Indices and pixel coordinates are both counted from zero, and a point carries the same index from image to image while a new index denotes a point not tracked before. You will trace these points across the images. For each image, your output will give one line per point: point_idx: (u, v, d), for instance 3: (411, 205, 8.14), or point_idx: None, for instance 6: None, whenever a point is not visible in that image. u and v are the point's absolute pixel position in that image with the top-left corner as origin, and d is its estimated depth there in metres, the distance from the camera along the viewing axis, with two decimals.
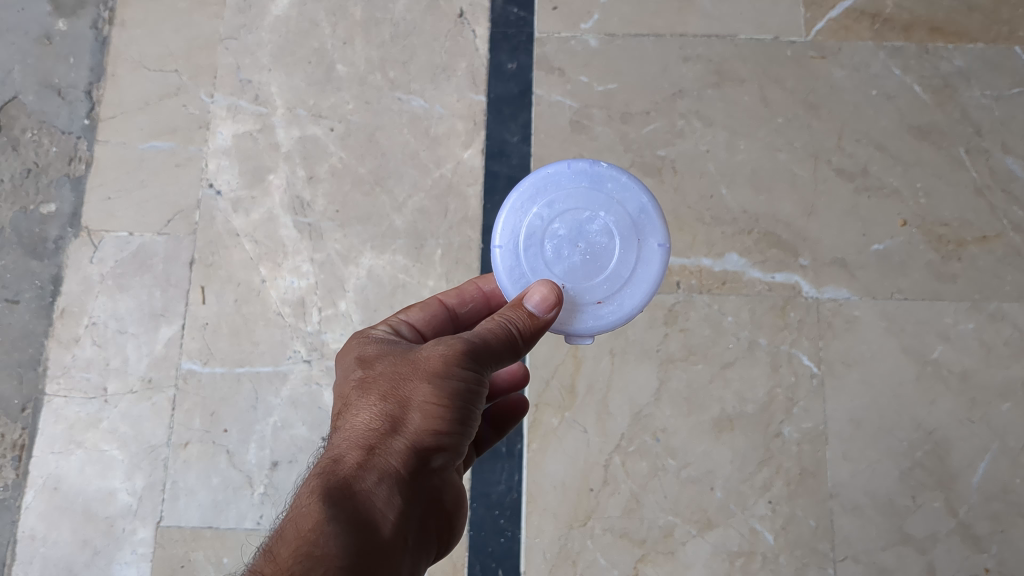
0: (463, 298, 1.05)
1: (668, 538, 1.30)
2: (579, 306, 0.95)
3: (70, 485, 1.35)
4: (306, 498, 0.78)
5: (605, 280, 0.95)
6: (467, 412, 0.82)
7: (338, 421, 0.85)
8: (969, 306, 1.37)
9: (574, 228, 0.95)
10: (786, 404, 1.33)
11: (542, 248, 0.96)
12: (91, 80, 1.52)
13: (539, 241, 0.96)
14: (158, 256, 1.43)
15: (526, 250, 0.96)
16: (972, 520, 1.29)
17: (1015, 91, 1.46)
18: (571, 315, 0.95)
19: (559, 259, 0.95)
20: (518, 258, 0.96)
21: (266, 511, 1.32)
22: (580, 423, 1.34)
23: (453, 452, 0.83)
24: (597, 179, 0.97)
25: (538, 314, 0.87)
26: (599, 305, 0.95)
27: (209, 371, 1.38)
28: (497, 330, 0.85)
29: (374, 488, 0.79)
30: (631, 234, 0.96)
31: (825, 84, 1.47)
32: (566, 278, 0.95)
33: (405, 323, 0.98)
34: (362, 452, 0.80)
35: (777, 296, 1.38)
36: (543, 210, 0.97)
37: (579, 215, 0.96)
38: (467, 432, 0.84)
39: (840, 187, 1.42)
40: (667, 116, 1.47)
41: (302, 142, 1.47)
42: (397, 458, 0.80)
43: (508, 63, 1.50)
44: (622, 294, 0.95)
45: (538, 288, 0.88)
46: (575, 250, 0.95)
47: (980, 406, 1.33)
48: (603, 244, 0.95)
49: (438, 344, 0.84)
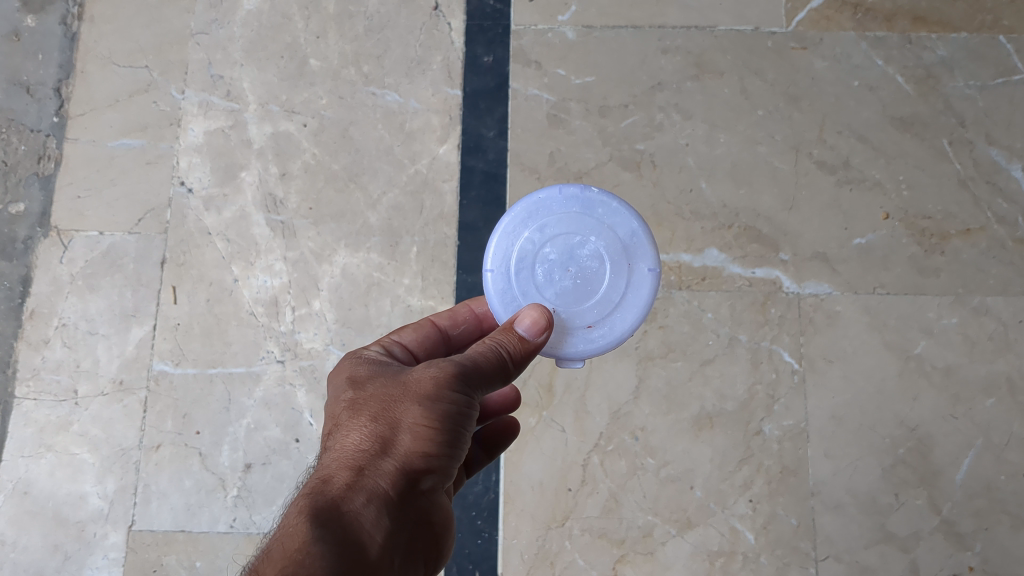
0: (456, 320, 1.02)
1: (648, 538, 1.28)
2: (569, 330, 0.93)
3: (40, 489, 1.33)
4: (293, 519, 0.75)
5: (596, 304, 0.92)
6: (457, 434, 0.80)
7: (327, 441, 0.83)
8: (952, 301, 1.35)
9: (565, 252, 0.93)
10: (766, 401, 1.31)
11: (533, 272, 0.94)
12: (60, 77, 1.50)
13: (530, 265, 0.94)
14: (129, 256, 1.41)
15: (517, 274, 0.94)
16: (956, 517, 1.27)
17: (999, 80, 1.43)
18: (562, 338, 0.93)
19: (549, 283, 0.93)
20: (509, 281, 0.94)
21: (239, 513, 1.30)
22: (558, 423, 1.32)
23: (443, 474, 0.81)
24: (588, 204, 0.94)
25: (529, 338, 0.85)
26: (589, 329, 0.93)
27: (181, 372, 1.36)
28: (488, 352, 0.83)
29: (362, 509, 0.76)
30: (621, 259, 0.93)
31: (806, 75, 1.45)
32: (557, 302, 0.93)
33: (398, 344, 0.95)
34: (351, 473, 0.77)
35: (757, 292, 1.35)
36: (535, 234, 0.94)
37: (570, 240, 0.93)
38: (457, 455, 0.81)
39: (821, 180, 1.40)
40: (645, 109, 1.44)
41: (275, 139, 1.45)
42: (386, 479, 0.77)
43: (484, 57, 1.48)
44: (613, 318, 0.93)
45: (529, 312, 0.86)
46: (566, 274, 0.93)
47: (963, 402, 1.31)
48: (593, 269, 0.93)
49: (429, 366, 0.81)
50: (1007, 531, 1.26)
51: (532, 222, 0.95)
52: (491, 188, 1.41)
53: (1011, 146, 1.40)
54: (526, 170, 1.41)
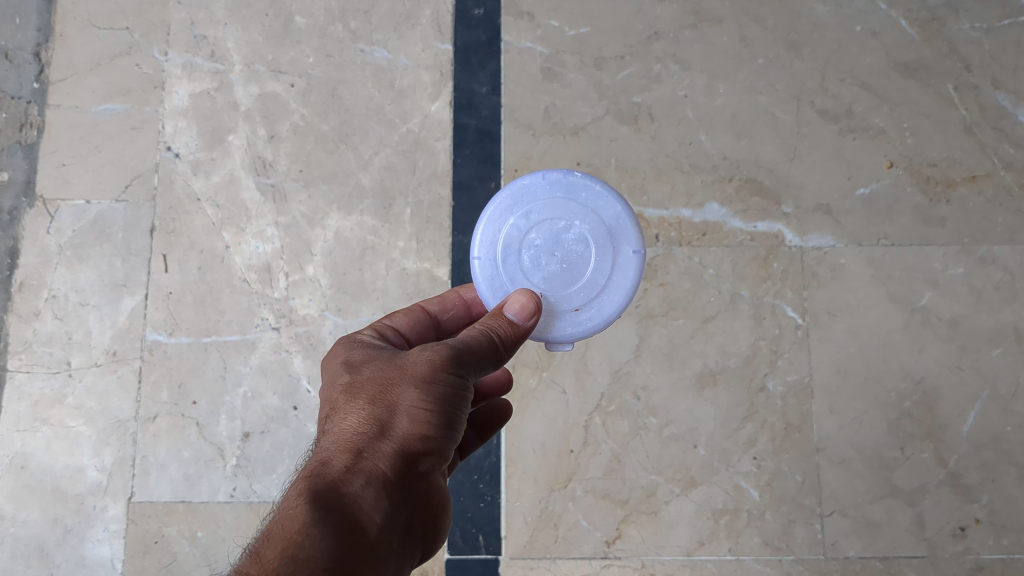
0: (446, 305, 1.00)
1: (651, 497, 1.26)
2: (556, 314, 0.90)
3: (37, 463, 1.31)
4: (292, 502, 0.73)
5: (582, 287, 0.90)
6: (453, 415, 0.78)
7: (324, 425, 0.80)
8: (958, 251, 1.32)
9: (551, 237, 0.90)
10: (769, 357, 1.29)
11: (519, 258, 0.91)
12: (38, 41, 1.45)
13: (517, 251, 0.91)
14: (117, 225, 1.38)
15: (504, 260, 0.91)
16: (963, 470, 1.26)
17: (1005, 22, 1.39)
18: (549, 322, 0.90)
19: (537, 268, 0.90)
20: (497, 267, 0.92)
21: (239, 483, 1.29)
22: (559, 384, 1.30)
23: (439, 456, 0.79)
24: (571, 188, 0.92)
25: (518, 322, 0.84)
26: (577, 313, 0.90)
27: (175, 342, 1.34)
28: (480, 336, 0.81)
29: (361, 491, 0.74)
30: (606, 242, 0.91)
31: (807, 21, 1.41)
32: (544, 286, 0.90)
33: (390, 327, 0.93)
34: (349, 456, 0.75)
35: (759, 246, 1.33)
36: (520, 220, 0.92)
37: (556, 225, 0.91)
38: (454, 437, 0.80)
39: (824, 130, 1.37)
40: (642, 59, 1.40)
41: (262, 100, 1.41)
42: (385, 461, 0.76)
43: (474, 9, 1.44)
44: (599, 301, 0.90)
45: (517, 296, 0.85)
46: (552, 259, 0.90)
47: (970, 353, 1.29)
48: (579, 253, 0.90)
49: (423, 349, 0.79)
50: (1013, 482, 1.25)
51: (516, 208, 0.92)
52: (485, 147, 1.38)
53: (1017, 90, 1.37)
54: (521, 127, 1.38)
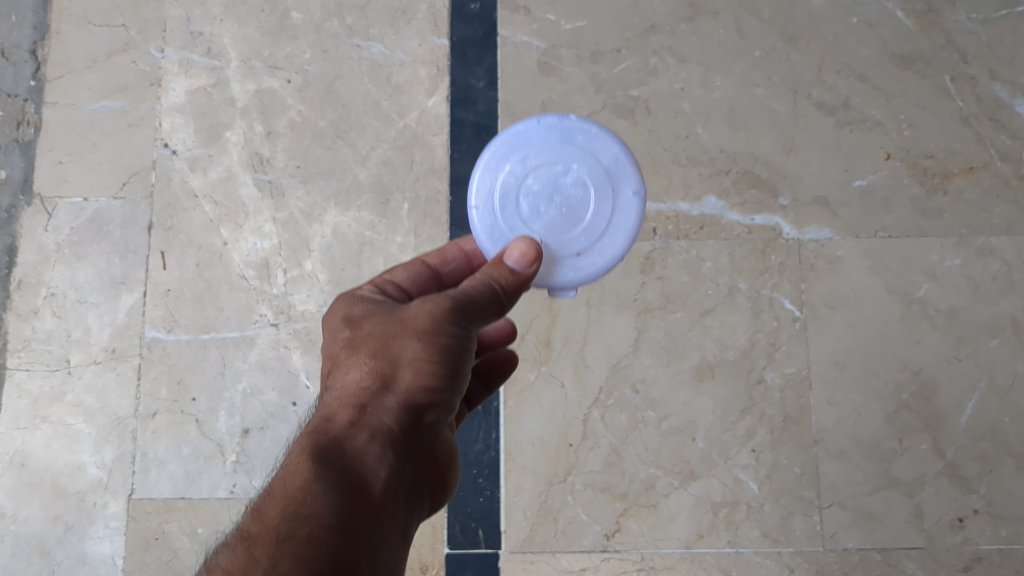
0: (446, 259, 1.00)
1: (651, 491, 1.27)
2: (558, 259, 0.90)
3: (37, 460, 1.31)
4: (295, 460, 0.74)
5: (583, 232, 0.90)
6: (455, 367, 0.78)
7: (327, 381, 0.81)
8: (955, 242, 1.32)
9: (548, 183, 0.90)
10: (768, 350, 1.30)
11: (518, 206, 0.91)
12: (35, 39, 1.45)
13: (515, 198, 0.91)
14: (115, 222, 1.38)
15: (502, 208, 0.91)
16: (961, 461, 1.26)
17: (1002, 13, 1.39)
18: (551, 268, 0.90)
19: (536, 215, 0.90)
20: (496, 217, 0.92)
21: (239, 479, 1.29)
22: (557, 378, 1.30)
23: (444, 408, 0.79)
24: (567, 132, 0.92)
25: (518, 270, 0.83)
26: (579, 258, 0.90)
27: (174, 338, 1.34)
28: (480, 286, 0.81)
29: (365, 446, 0.74)
30: (605, 184, 0.91)
31: (803, 13, 1.41)
32: (545, 232, 0.90)
33: (390, 283, 0.93)
34: (352, 411, 0.76)
35: (756, 239, 1.33)
36: (516, 167, 0.92)
37: (553, 169, 0.91)
38: (457, 388, 0.80)
39: (821, 122, 1.37)
40: (638, 53, 1.40)
41: (258, 96, 1.41)
42: (389, 415, 0.76)
43: (471, 4, 1.44)
44: (601, 244, 0.91)
45: (517, 244, 0.84)
46: (551, 205, 0.90)
47: (968, 345, 1.29)
48: (579, 197, 0.90)
49: (424, 301, 0.79)
50: (1011, 472, 1.26)
51: (514, 156, 0.92)
52: (482, 141, 1.38)
53: (1014, 80, 1.36)
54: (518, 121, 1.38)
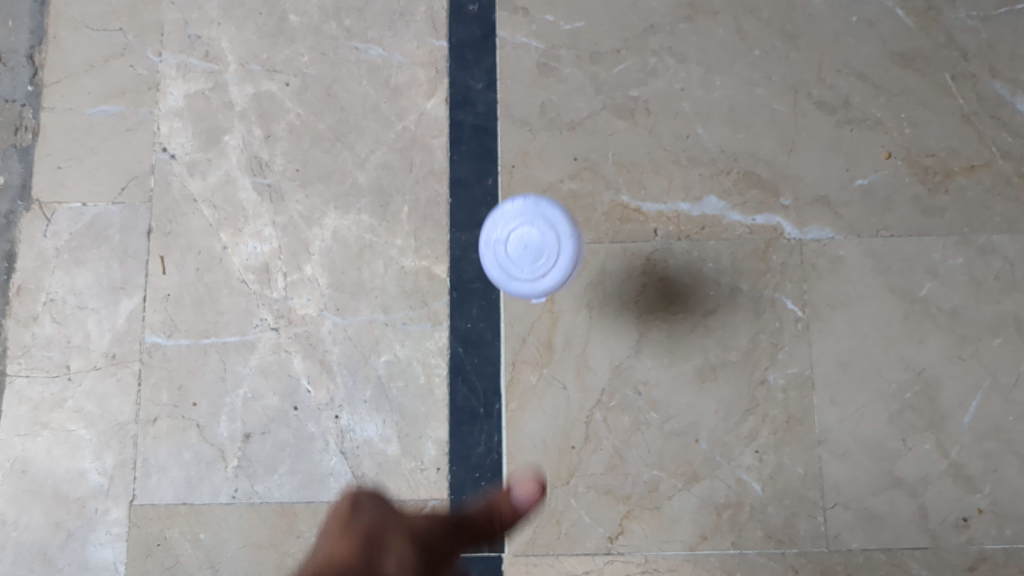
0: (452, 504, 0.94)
1: (654, 492, 1.26)
2: (530, 283, 1.16)
3: (38, 467, 1.31)
4: None
5: (546, 263, 1.15)
6: None
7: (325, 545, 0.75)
8: (957, 241, 1.32)
9: (520, 235, 1.15)
10: (770, 350, 1.29)
11: (503, 251, 1.16)
12: (32, 44, 1.45)
13: (501, 247, 1.16)
14: (114, 227, 1.38)
15: (495, 252, 1.16)
16: (965, 460, 1.26)
17: (1002, 10, 1.38)
18: (530, 288, 1.17)
19: (516, 255, 1.16)
20: (493, 257, 1.17)
21: (241, 484, 1.29)
22: (559, 380, 1.30)
23: None
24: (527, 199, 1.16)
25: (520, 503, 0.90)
26: (543, 280, 1.16)
27: (174, 344, 1.33)
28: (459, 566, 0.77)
29: None
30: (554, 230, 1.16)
31: (803, 12, 1.40)
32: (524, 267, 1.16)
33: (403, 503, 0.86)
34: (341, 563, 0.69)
35: (758, 239, 1.33)
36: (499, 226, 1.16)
37: (522, 226, 1.15)
38: None
39: (821, 121, 1.36)
40: (638, 53, 1.40)
41: (257, 99, 1.41)
42: None
43: (469, 5, 1.43)
44: (559, 270, 1.16)
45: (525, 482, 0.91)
46: (523, 249, 1.16)
47: (970, 343, 1.29)
48: (540, 241, 1.15)
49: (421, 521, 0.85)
50: (1016, 471, 1.25)
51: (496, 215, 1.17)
52: (482, 143, 1.38)
53: (1015, 78, 1.36)
54: (517, 123, 1.38)
